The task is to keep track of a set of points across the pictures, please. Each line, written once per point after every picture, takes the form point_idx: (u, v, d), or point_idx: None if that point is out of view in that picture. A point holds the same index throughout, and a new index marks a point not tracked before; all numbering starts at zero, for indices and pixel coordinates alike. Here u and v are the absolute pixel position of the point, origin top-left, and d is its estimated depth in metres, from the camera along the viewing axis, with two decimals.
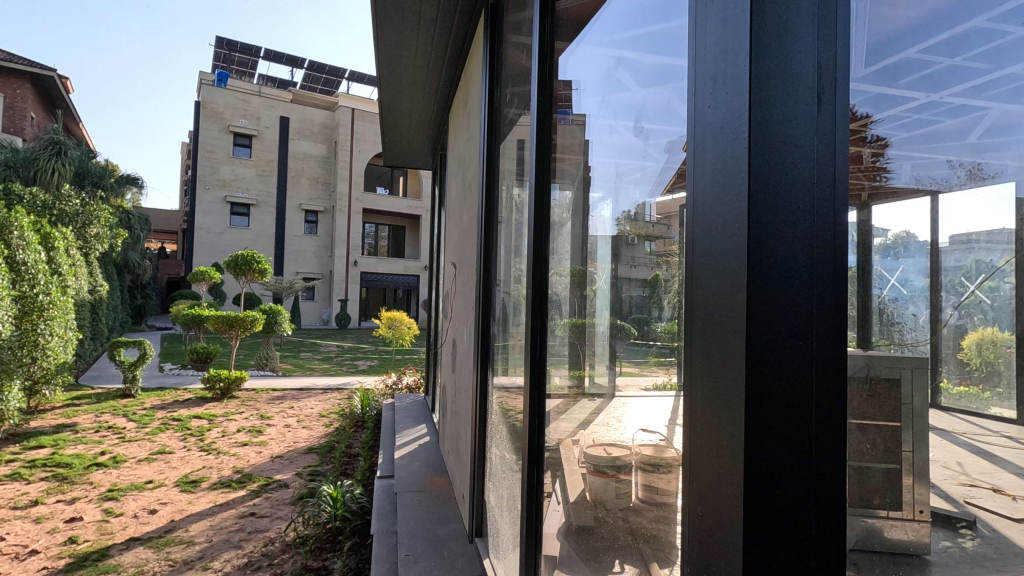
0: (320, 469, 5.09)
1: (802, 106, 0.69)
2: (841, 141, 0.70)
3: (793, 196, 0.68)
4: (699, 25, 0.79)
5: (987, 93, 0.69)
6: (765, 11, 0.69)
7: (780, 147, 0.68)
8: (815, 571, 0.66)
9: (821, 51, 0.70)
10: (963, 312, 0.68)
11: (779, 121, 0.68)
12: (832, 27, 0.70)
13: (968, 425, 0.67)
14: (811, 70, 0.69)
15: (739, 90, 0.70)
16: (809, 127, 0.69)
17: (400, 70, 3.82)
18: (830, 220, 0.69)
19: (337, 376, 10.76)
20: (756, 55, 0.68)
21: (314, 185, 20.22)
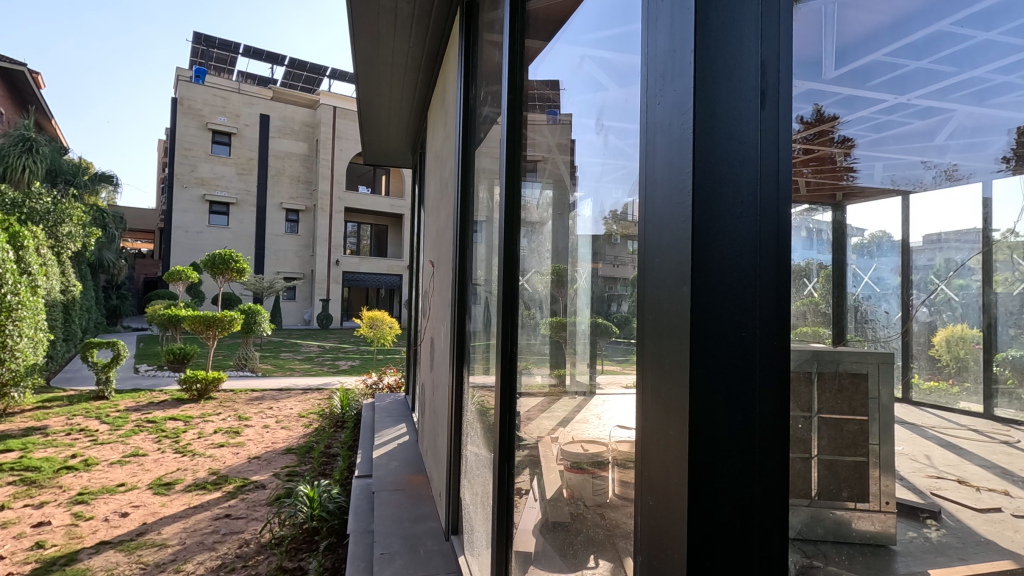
0: (298, 469, 5.04)
1: (744, 103, 0.70)
2: (786, 139, 0.71)
3: (737, 189, 0.69)
4: (651, 25, 0.81)
5: (951, 96, 0.72)
6: (710, 8, 0.69)
7: (723, 142, 0.69)
8: (760, 555, 0.68)
9: (765, 49, 0.71)
10: (933, 309, 0.70)
11: (722, 117, 0.69)
12: (775, 25, 0.71)
13: (937, 420, 0.69)
14: (754, 68, 0.70)
15: (685, 89, 0.71)
16: (752, 124, 0.70)
17: (378, 67, 3.79)
18: (775, 212, 0.70)
19: (317, 376, 10.67)
20: (700, 53, 0.69)
21: (295, 183, 20.00)
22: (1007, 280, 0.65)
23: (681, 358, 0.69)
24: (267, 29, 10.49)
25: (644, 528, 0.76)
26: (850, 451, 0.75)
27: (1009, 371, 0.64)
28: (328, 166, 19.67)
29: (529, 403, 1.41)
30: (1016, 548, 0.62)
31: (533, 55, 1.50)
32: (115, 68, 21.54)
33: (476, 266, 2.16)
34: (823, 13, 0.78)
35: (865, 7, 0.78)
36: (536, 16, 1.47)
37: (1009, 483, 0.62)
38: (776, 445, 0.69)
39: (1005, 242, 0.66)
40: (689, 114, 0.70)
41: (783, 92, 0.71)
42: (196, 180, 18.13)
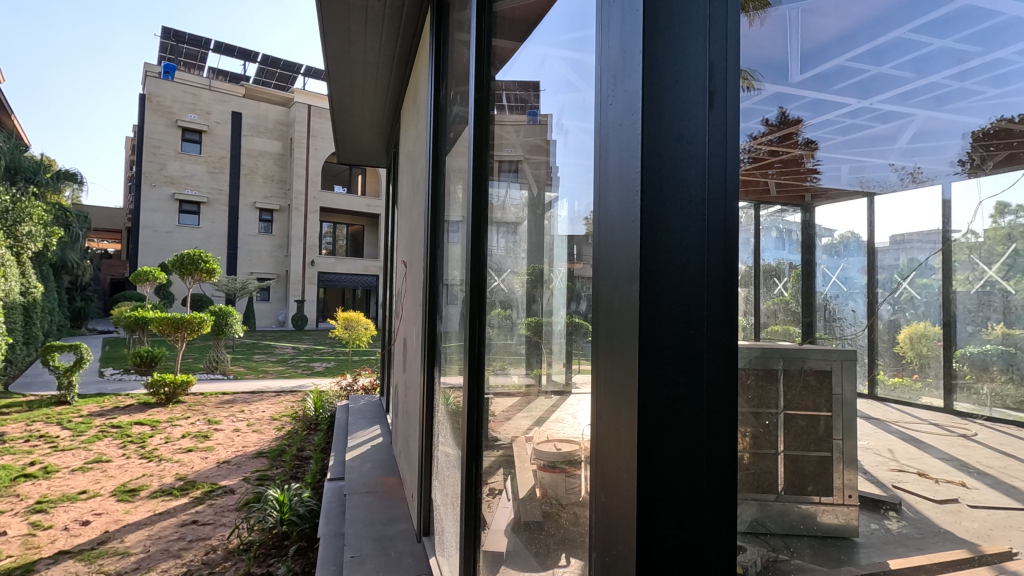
0: (270, 473, 4.95)
1: (693, 102, 0.71)
2: (734, 143, 0.72)
3: (684, 189, 0.70)
4: (604, 27, 0.82)
5: (910, 101, 0.75)
6: (657, 10, 0.70)
7: (672, 142, 0.70)
8: (712, 551, 0.69)
9: (712, 51, 0.71)
10: (897, 308, 0.72)
11: (670, 117, 0.70)
12: (723, 28, 0.72)
13: (901, 414, 0.71)
14: (702, 68, 0.71)
15: (634, 90, 0.72)
16: (700, 124, 0.71)
17: (349, 65, 3.75)
18: (722, 210, 0.70)
19: (292, 378, 10.51)
20: (649, 55, 0.70)
21: (268, 182, 19.64)
22: (963, 279, 0.67)
23: (630, 354, 0.70)
24: (239, 25, 10.29)
25: (599, 524, 0.77)
26: (815, 447, 0.79)
27: (966, 366, 0.66)
28: (302, 165, 19.35)
29: (505, 403, 1.40)
30: (967, 535, 0.65)
31: (504, 56, 1.52)
32: (78, 63, 20.87)
33: (448, 266, 2.16)
34: (789, 18, 0.82)
35: (826, 12, 0.81)
36: (507, 16, 1.48)
37: (966, 475, 0.65)
38: (722, 440, 0.70)
39: (964, 242, 0.68)
40: (637, 114, 0.71)
41: (731, 94, 0.72)
42: (165, 178, 17.67)
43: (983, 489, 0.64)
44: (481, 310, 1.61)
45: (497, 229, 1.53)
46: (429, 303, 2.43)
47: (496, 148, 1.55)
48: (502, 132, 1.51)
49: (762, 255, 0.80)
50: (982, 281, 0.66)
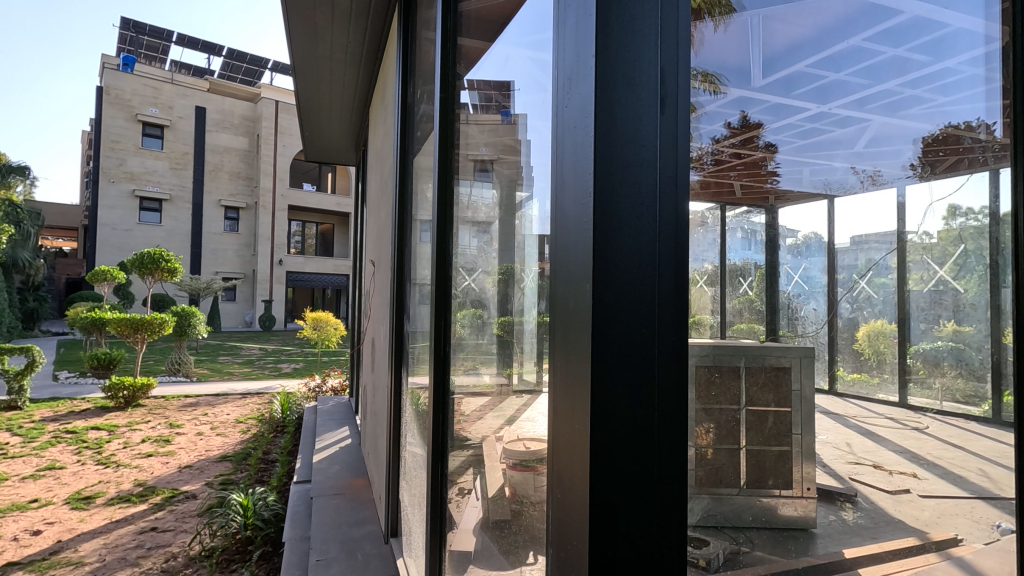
0: (233, 477, 4.84)
1: (645, 106, 0.71)
2: (685, 147, 0.74)
3: (636, 192, 0.71)
4: (559, 28, 0.81)
5: (868, 107, 0.91)
6: (611, 14, 0.71)
7: (624, 146, 0.70)
8: (665, 548, 0.69)
9: (664, 58, 0.73)
10: (856, 307, 0.86)
11: (623, 121, 0.70)
12: (674, 34, 0.73)
13: (860, 409, 0.86)
14: (653, 73, 0.72)
15: (586, 94, 0.72)
16: (652, 127, 0.71)
17: (316, 62, 3.69)
18: (673, 211, 0.71)
19: (257, 379, 10.27)
20: (601, 59, 0.70)
21: (233, 179, 19.13)
22: (916, 277, 0.86)
23: (584, 353, 0.70)
24: (203, 17, 9.97)
25: (555, 521, 0.78)
26: (776, 441, 0.85)
27: (920, 362, 0.85)
28: (269, 162, 18.91)
29: (474, 401, 1.40)
30: (917, 524, 0.82)
31: (472, 56, 1.52)
32: (29, 53, 19.91)
33: (415, 265, 2.15)
34: (751, 24, 0.87)
35: (789, 21, 0.90)
36: (473, 15, 1.48)
37: (919, 467, 0.83)
38: (674, 434, 0.71)
39: (917, 246, 0.87)
40: (590, 116, 0.71)
41: (681, 100, 0.74)
42: (124, 174, 17.05)
43: (931, 478, 0.83)
44: (447, 309, 1.61)
45: (468, 228, 1.51)
46: (396, 302, 2.42)
47: (464, 148, 1.53)
48: (470, 132, 1.50)
49: (730, 254, 0.86)
50: (932, 274, 0.86)
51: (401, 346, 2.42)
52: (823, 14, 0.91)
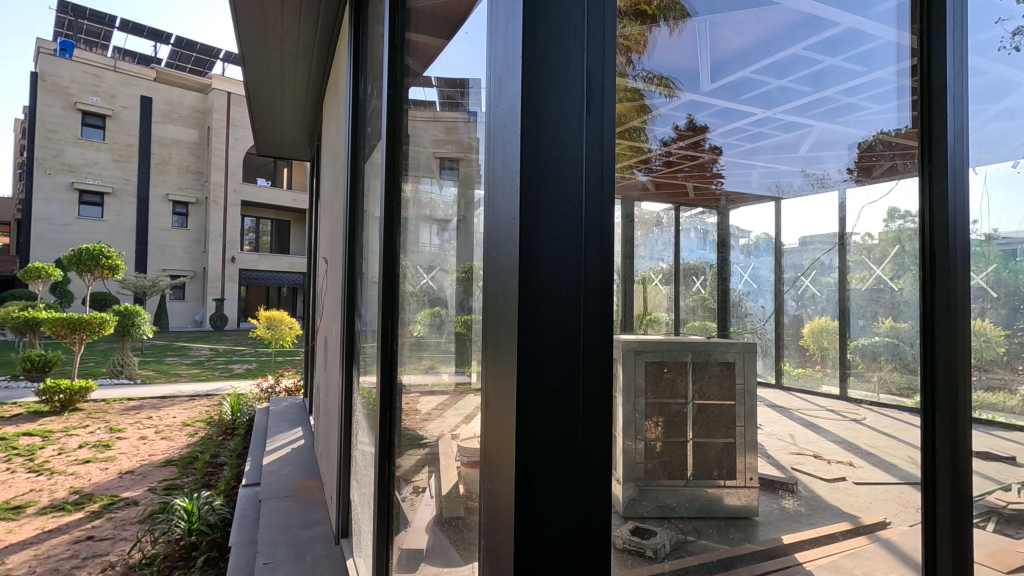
0: (179, 482, 4.65)
1: (572, 107, 0.72)
2: (611, 145, 0.75)
3: (561, 189, 0.71)
4: (492, 28, 0.81)
5: (811, 112, 1.37)
6: (537, 17, 0.71)
7: (550, 145, 0.71)
8: (588, 534, 0.70)
9: (589, 59, 0.73)
10: (801, 306, 1.23)
11: (549, 120, 0.71)
12: (600, 34, 0.74)
13: (805, 403, 1.24)
14: (579, 76, 0.72)
15: (514, 94, 0.73)
16: (577, 127, 0.72)
17: (265, 54, 3.59)
18: (598, 209, 0.73)
19: (207, 381, 9.91)
20: (528, 58, 0.71)
21: (182, 173, 18.34)
22: (857, 277, 1.26)
23: (511, 348, 0.70)
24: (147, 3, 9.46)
25: (487, 514, 0.78)
26: (724, 434, 1.15)
27: (859, 357, 1.24)
28: (221, 155, 18.19)
29: (430, 399, 1.33)
30: (853, 509, 1.21)
31: (424, 51, 1.46)
32: None
33: (366, 260, 2.14)
34: (698, 31, 1.16)
35: (734, 36, 1.26)
36: (422, 11, 1.45)
37: (856, 456, 1.24)
38: (596, 427, 0.72)
39: (864, 245, 1.27)
40: (517, 115, 0.71)
41: (607, 101, 0.75)
42: (61, 166, 16.10)
43: (864, 465, 1.23)
44: (399, 305, 1.58)
45: (423, 225, 1.44)
46: (348, 300, 2.38)
47: (435, 143, 1.33)
48: (420, 130, 1.46)
49: (684, 253, 1.16)
50: (873, 276, 1.24)
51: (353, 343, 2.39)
52: (758, 32, 1.29)
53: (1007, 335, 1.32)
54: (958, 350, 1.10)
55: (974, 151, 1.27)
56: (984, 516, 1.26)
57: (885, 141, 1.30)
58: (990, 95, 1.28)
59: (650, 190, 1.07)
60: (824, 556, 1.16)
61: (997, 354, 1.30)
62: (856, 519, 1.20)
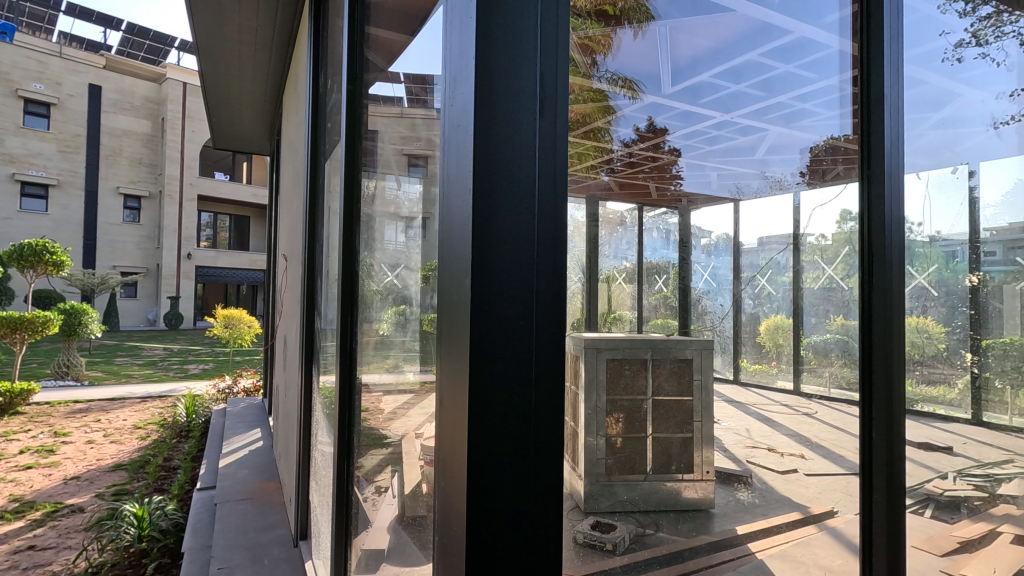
0: (129, 487, 4.47)
1: (524, 109, 0.72)
2: (563, 146, 0.76)
3: (514, 189, 0.72)
4: (448, 27, 0.81)
5: (765, 118, 1.58)
6: (491, 19, 0.71)
7: (502, 146, 0.71)
8: (540, 532, 0.71)
9: (543, 61, 0.74)
10: (756, 302, 1.39)
11: (502, 121, 0.71)
12: (553, 37, 0.75)
13: (756, 397, 1.49)
14: (533, 78, 0.73)
15: (467, 94, 0.72)
16: (529, 127, 0.72)
17: (221, 44, 3.48)
18: (552, 211, 0.73)
19: (160, 381, 9.54)
20: (480, 59, 0.71)
21: (134, 166, 17.59)
22: (811, 277, 1.34)
23: (464, 348, 0.71)
24: None
25: (441, 512, 0.78)
26: (681, 431, 1.47)
27: (812, 352, 1.33)
28: (175, 148, 17.49)
29: (394, 398, 1.30)
30: (803, 500, 1.39)
31: (383, 46, 1.44)
32: None
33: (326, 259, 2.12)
34: (657, 34, 1.32)
35: (694, 40, 1.43)
36: (381, 5, 1.42)
37: (810, 449, 1.37)
38: (548, 426, 0.72)
39: (819, 245, 1.34)
40: (470, 115, 0.71)
41: (560, 102, 0.75)
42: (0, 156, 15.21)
43: (818, 457, 1.35)
44: (361, 301, 1.56)
45: (383, 223, 1.43)
46: (306, 299, 2.34)
47: (404, 139, 1.25)
48: (380, 127, 1.44)
49: (647, 254, 1.35)
50: (823, 275, 1.31)
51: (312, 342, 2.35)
52: (715, 38, 1.47)
53: (946, 331, 1.40)
54: (891, 351, 1.15)
55: (918, 159, 1.34)
56: (922, 502, 1.35)
57: (834, 146, 1.39)
58: (933, 104, 1.35)
59: (614, 189, 1.26)
60: (774, 545, 1.41)
61: (938, 350, 1.38)
62: (805, 509, 1.36)
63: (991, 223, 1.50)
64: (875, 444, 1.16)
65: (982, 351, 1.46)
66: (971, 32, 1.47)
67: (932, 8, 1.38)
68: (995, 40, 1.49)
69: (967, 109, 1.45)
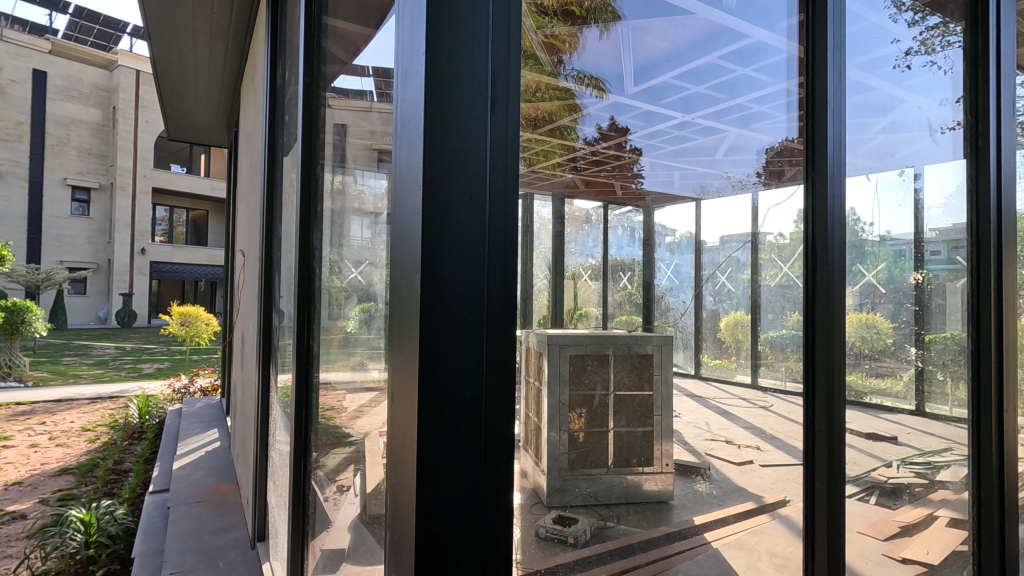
0: (76, 491, 4.28)
1: (476, 106, 0.72)
2: (514, 143, 0.76)
3: (464, 185, 0.71)
4: (400, 21, 0.79)
5: (728, 118, 1.96)
6: (441, 15, 0.71)
7: (453, 143, 0.71)
8: (490, 522, 0.72)
9: (495, 58, 0.74)
10: (715, 300, 1.68)
11: (453, 119, 0.71)
12: (506, 34, 0.75)
13: (720, 388, 1.81)
14: (484, 74, 0.73)
15: (418, 90, 0.72)
16: (481, 123, 0.72)
17: (175, 31, 3.36)
18: (504, 208, 0.74)
19: (111, 382, 9.15)
20: (431, 57, 0.70)
21: (83, 157, 16.79)
22: (770, 274, 1.39)
23: (414, 344, 0.70)
24: None
25: (392, 509, 0.77)
26: (643, 423, 1.71)
27: (770, 347, 1.39)
28: (128, 139, 16.75)
29: (356, 397, 1.25)
30: (756, 490, 1.59)
31: (341, 36, 1.40)
32: None
33: (282, 255, 2.06)
34: (623, 38, 1.59)
35: (657, 47, 1.71)
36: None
37: (769, 441, 1.48)
38: (499, 419, 0.73)
39: (778, 244, 1.38)
40: (420, 113, 0.71)
41: (511, 98, 0.75)
42: None
43: (774, 449, 1.48)
44: (321, 300, 1.52)
45: (341, 217, 1.41)
46: (264, 296, 2.28)
47: (365, 135, 1.19)
48: (341, 121, 1.40)
49: (611, 255, 1.86)
50: (780, 272, 1.35)
51: (270, 340, 2.29)
52: (678, 42, 1.72)
53: (893, 327, 1.51)
54: (836, 349, 1.15)
55: (870, 163, 1.41)
56: (868, 490, 1.43)
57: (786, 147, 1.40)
58: (879, 109, 1.41)
59: (580, 185, 1.99)
60: (731, 535, 1.51)
61: (886, 344, 1.48)
62: (760, 498, 1.57)
63: (937, 223, 1.53)
64: (817, 431, 1.16)
65: (925, 345, 1.53)
66: (918, 41, 1.54)
67: (882, 17, 1.45)
68: (941, 49, 1.53)
69: (909, 116, 1.52)
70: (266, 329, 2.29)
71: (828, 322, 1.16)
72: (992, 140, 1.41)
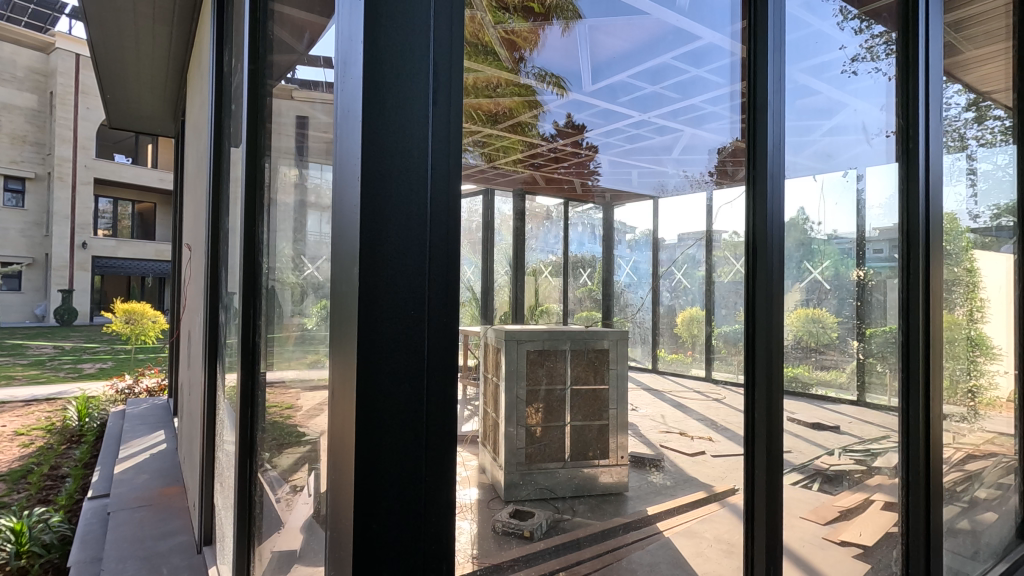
0: (6, 500, 4.04)
1: (416, 96, 0.71)
2: (456, 135, 0.75)
3: (403, 175, 0.70)
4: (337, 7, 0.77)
5: (681, 118, 1.99)
6: (381, 3, 0.70)
7: (393, 132, 0.70)
8: (428, 512, 0.71)
9: (436, 50, 0.73)
10: (671, 295, 1.80)
11: (393, 108, 0.70)
12: (448, 25, 0.74)
13: (674, 381, 1.97)
14: (425, 65, 0.72)
15: (354, 78, 0.70)
16: (421, 113, 0.72)
17: (115, 13, 3.19)
18: (445, 200, 0.73)
19: (48, 383, 8.67)
20: (368, 45, 0.69)
21: (16, 145, 15.80)
22: (724, 271, 1.41)
23: (351, 337, 0.69)
24: None
25: (329, 504, 0.76)
26: (597, 416, 1.85)
27: (723, 342, 1.41)
28: (67, 127, 15.85)
29: (310, 395, 1.21)
30: (709, 480, 1.64)
31: (287, 23, 1.36)
32: None
33: (227, 249, 2.00)
34: (579, 38, 1.67)
35: (613, 44, 1.76)
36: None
37: (721, 433, 1.51)
38: (439, 411, 0.73)
39: (730, 241, 1.38)
40: (359, 100, 0.69)
41: (453, 90, 0.75)
42: None
43: (725, 441, 1.52)
44: (274, 294, 1.45)
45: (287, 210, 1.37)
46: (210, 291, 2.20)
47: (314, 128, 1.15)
48: (288, 111, 1.36)
49: (571, 252, 2.11)
50: (732, 269, 1.36)
51: (216, 337, 2.22)
52: (633, 38, 1.74)
53: (837, 321, 1.55)
54: (774, 340, 1.20)
55: (817, 164, 1.46)
56: (812, 478, 1.48)
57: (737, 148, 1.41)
58: (824, 111, 1.46)
59: (541, 184, 2.22)
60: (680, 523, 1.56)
61: (831, 338, 1.53)
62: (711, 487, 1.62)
63: (880, 222, 1.60)
64: (758, 419, 1.20)
65: (867, 338, 1.59)
66: (865, 47, 1.60)
67: (829, 23, 1.50)
68: (884, 56, 1.61)
69: (854, 118, 1.56)
70: (213, 325, 2.21)
71: (768, 314, 1.20)
72: (921, 143, 1.55)
